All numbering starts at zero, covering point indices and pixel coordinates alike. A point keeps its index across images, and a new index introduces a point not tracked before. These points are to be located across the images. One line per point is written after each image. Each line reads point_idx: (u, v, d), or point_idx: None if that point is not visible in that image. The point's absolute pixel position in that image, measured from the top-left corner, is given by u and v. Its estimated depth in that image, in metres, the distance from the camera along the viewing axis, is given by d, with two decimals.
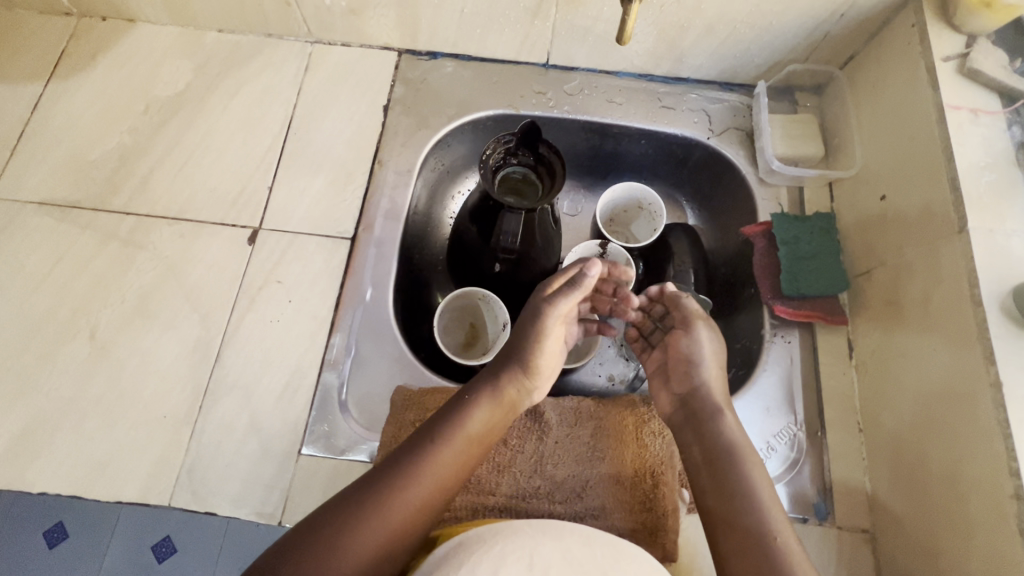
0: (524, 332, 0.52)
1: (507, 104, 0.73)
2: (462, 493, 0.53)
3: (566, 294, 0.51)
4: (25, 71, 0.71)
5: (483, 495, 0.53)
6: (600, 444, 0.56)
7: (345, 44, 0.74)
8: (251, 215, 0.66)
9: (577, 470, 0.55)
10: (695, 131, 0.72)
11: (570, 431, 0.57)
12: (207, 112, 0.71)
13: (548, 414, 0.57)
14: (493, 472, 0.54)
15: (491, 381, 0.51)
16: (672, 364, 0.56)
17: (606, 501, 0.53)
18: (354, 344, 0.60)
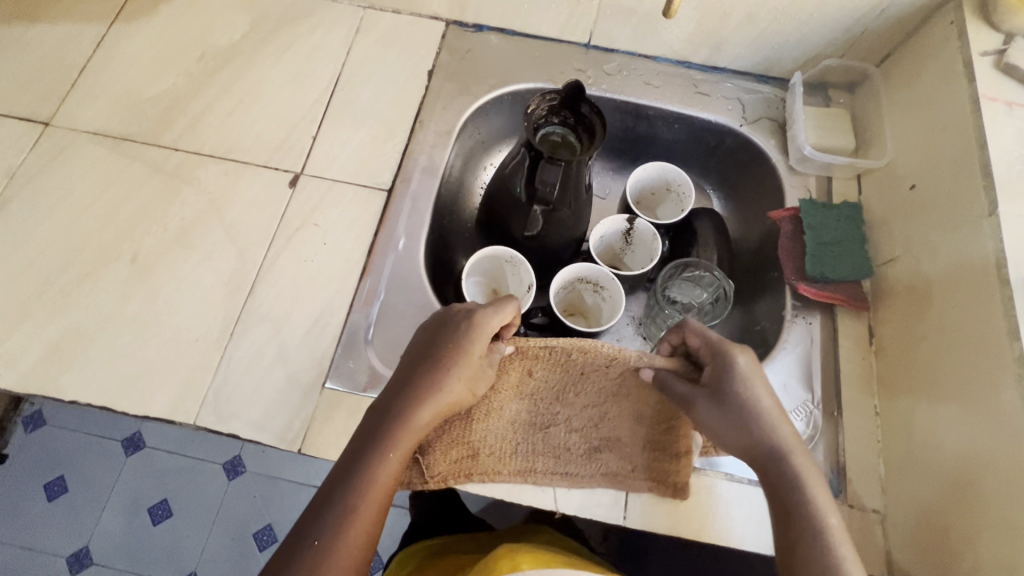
0: (419, 388, 0.49)
1: (547, 77, 0.75)
2: (483, 420, 0.55)
3: (461, 359, 0.51)
4: (92, 13, 0.75)
5: (503, 420, 0.56)
6: (624, 384, 0.56)
7: (396, 12, 0.77)
8: (294, 160, 0.68)
9: (596, 404, 0.57)
10: (728, 118, 0.74)
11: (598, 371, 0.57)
12: (260, 63, 0.74)
13: (575, 353, 0.56)
14: (513, 397, 0.57)
15: (393, 419, 0.48)
16: (710, 425, 0.48)
17: (622, 434, 0.55)
18: (383, 289, 0.62)
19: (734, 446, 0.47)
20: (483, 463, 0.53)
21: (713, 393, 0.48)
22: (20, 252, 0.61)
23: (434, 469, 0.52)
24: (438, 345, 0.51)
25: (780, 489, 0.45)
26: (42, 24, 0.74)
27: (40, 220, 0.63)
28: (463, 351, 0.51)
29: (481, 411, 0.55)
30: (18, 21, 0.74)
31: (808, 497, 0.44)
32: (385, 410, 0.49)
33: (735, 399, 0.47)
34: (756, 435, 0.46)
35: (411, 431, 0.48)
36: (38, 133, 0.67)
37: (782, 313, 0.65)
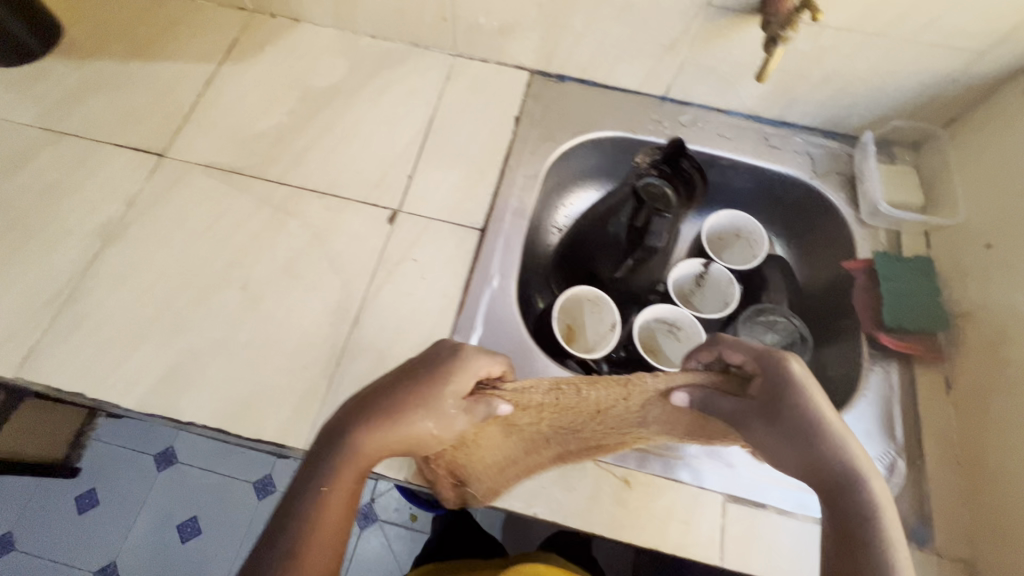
0: (367, 420, 0.49)
1: (626, 127, 0.79)
2: (514, 444, 0.54)
3: (422, 394, 0.49)
4: (202, 53, 0.80)
5: (531, 444, 0.54)
6: (653, 410, 0.52)
7: (484, 60, 0.82)
8: (392, 197, 0.72)
9: (621, 421, 0.53)
10: (799, 171, 0.78)
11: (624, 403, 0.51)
12: (357, 104, 0.78)
13: (582, 387, 0.51)
14: (533, 427, 0.53)
15: (342, 450, 0.49)
16: (771, 449, 0.48)
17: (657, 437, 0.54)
18: (479, 325, 0.65)
19: (801, 467, 0.47)
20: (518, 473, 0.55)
21: (766, 409, 0.48)
22: (138, 277, 0.64)
23: (477, 494, 0.55)
24: (405, 381, 0.50)
25: (847, 523, 0.44)
26: (158, 62, 0.79)
27: (156, 247, 0.66)
28: (429, 387, 0.49)
29: (488, 440, 0.53)
30: (138, 59, 0.79)
31: (882, 531, 0.43)
32: (334, 435, 0.49)
33: (805, 424, 0.47)
34: (823, 459, 0.46)
35: (360, 459, 0.49)
36: (153, 164, 0.72)
37: (859, 360, 0.67)
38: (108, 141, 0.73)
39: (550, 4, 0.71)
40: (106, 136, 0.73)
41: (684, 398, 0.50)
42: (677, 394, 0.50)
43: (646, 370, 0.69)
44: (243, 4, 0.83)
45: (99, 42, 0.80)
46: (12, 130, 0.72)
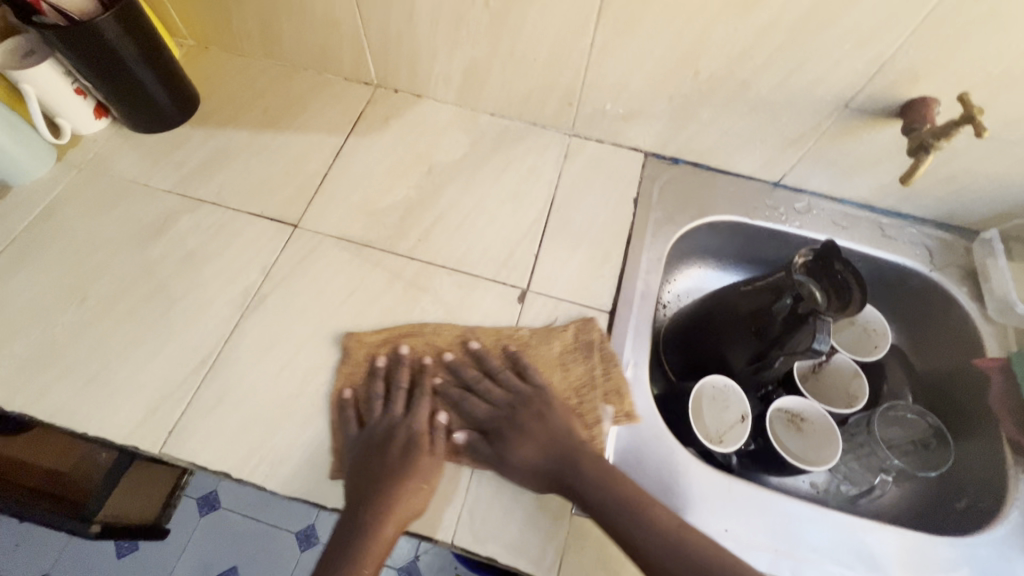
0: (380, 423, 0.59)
1: (742, 213, 0.80)
2: (364, 408, 0.61)
3: (381, 367, 0.63)
4: (330, 125, 0.83)
5: (371, 413, 0.61)
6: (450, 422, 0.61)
7: (600, 140, 0.84)
8: (520, 276, 0.73)
9: (435, 400, 0.62)
10: (917, 263, 0.78)
11: (405, 411, 0.61)
12: (480, 180, 0.80)
13: (416, 347, 0.66)
14: (368, 397, 0.62)
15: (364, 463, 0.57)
16: (535, 434, 0.59)
17: (465, 422, 0.61)
18: (611, 454, 0.61)
19: (546, 444, 0.58)
20: (368, 478, 0.56)
21: (515, 406, 0.61)
22: (276, 352, 0.65)
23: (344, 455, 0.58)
24: (355, 363, 0.64)
25: (602, 500, 0.54)
26: (288, 133, 0.82)
27: (292, 321, 0.67)
28: (394, 357, 0.65)
29: (352, 394, 0.62)
30: (268, 129, 0.82)
31: (633, 493, 0.55)
32: (371, 481, 0.55)
33: (542, 396, 0.62)
34: (561, 431, 0.59)
35: (400, 504, 0.54)
36: (288, 234, 0.73)
37: (1001, 465, 0.65)
38: (243, 210, 0.75)
39: (681, 97, 0.73)
40: (239, 204, 0.75)
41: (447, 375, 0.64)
42: (441, 377, 0.64)
43: (779, 466, 0.67)
44: (369, 79, 0.86)
45: (232, 111, 0.84)
46: (153, 197, 0.75)
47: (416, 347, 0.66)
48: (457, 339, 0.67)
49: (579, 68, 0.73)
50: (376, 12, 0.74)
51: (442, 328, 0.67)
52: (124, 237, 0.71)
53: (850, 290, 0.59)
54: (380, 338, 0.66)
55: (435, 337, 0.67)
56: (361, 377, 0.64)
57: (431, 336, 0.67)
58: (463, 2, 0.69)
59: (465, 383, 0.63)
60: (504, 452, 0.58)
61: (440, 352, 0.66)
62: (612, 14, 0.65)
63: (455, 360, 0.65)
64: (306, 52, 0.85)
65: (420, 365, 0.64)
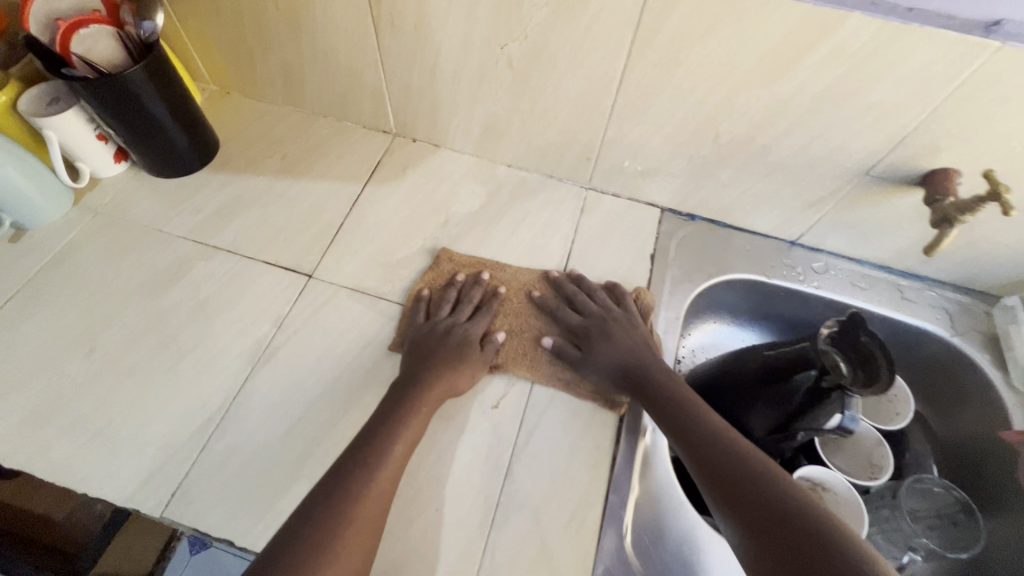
0: (456, 322, 0.68)
1: (760, 271, 0.80)
2: (438, 307, 0.70)
3: (461, 280, 0.73)
4: (348, 173, 0.84)
5: (444, 313, 0.69)
6: (538, 326, 0.71)
7: (616, 195, 0.84)
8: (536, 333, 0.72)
9: (500, 318, 0.71)
10: (938, 326, 0.77)
11: (470, 318, 0.70)
12: (497, 233, 0.80)
13: (491, 274, 0.75)
14: (445, 299, 0.71)
15: (427, 357, 0.64)
16: (596, 353, 0.66)
17: (517, 340, 0.70)
18: (631, 527, 0.58)
19: (622, 353, 0.65)
20: (436, 353, 0.64)
21: (603, 318, 0.69)
22: (286, 409, 0.63)
23: (413, 333, 0.67)
24: (438, 279, 0.74)
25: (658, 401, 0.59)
26: (307, 181, 0.82)
27: (305, 376, 0.65)
28: (470, 277, 0.74)
29: (431, 295, 0.72)
30: (285, 177, 0.83)
31: (682, 397, 0.59)
32: (412, 381, 0.61)
33: (625, 319, 0.69)
34: (621, 352, 0.65)
35: (440, 387, 0.62)
36: (301, 285, 0.72)
37: None
38: (259, 259, 0.74)
39: (701, 158, 0.73)
40: (255, 252, 0.75)
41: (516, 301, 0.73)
42: (508, 304, 0.73)
43: None
44: (388, 128, 0.87)
45: (251, 157, 0.84)
46: (168, 243, 0.74)
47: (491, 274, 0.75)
48: (539, 278, 0.75)
49: (599, 127, 0.74)
50: (400, 66, 0.75)
51: (515, 268, 0.76)
52: (137, 285, 0.70)
53: (876, 363, 0.56)
54: (467, 262, 0.76)
55: (511, 278, 0.75)
56: (441, 283, 0.74)
57: (511, 275, 0.76)
58: (487, 61, 0.70)
59: (531, 311, 0.72)
60: (584, 357, 0.66)
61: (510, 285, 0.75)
62: (634, 79, 0.66)
63: (523, 295, 0.74)
64: (327, 100, 0.86)
65: (490, 288, 0.74)
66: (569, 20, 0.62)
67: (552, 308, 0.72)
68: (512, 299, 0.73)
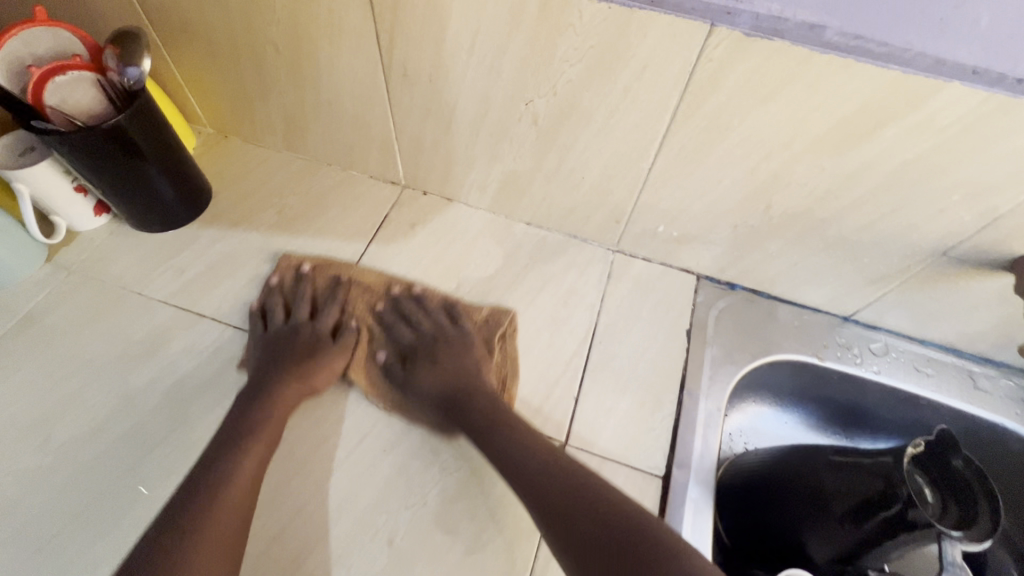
0: (292, 330, 0.65)
1: (810, 352, 0.70)
2: (275, 311, 0.67)
3: (300, 282, 0.70)
4: (351, 230, 0.76)
5: (278, 319, 0.66)
6: (380, 333, 0.68)
7: (647, 259, 0.76)
8: (557, 426, 0.63)
9: (346, 317, 0.68)
10: (1019, 424, 0.66)
11: (313, 320, 0.67)
12: (513, 302, 0.71)
13: (336, 270, 0.72)
14: (282, 305, 0.68)
15: (260, 382, 0.60)
16: (437, 368, 0.64)
17: (360, 340, 0.67)
18: None
19: (447, 376, 0.63)
20: (267, 378, 0.60)
21: (440, 337, 0.67)
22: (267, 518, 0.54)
23: (250, 347, 0.64)
24: (282, 283, 0.70)
25: (490, 448, 0.56)
26: (305, 238, 0.75)
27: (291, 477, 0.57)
28: (316, 278, 0.71)
29: (270, 298, 0.68)
30: (283, 231, 0.75)
31: (519, 435, 0.56)
32: (250, 399, 0.58)
33: (460, 338, 0.66)
34: (456, 376, 0.63)
35: (281, 410, 0.58)
36: None
37: None
38: (248, 329, 0.66)
39: (747, 228, 0.65)
40: (242, 322, 0.67)
41: (360, 295, 0.70)
42: (350, 298, 0.70)
43: None
44: (396, 179, 0.79)
45: (246, 209, 0.77)
46: (147, 310, 0.67)
47: (333, 267, 0.72)
48: (384, 283, 0.71)
49: (632, 189, 0.66)
50: (411, 117, 0.68)
51: (360, 267, 0.72)
52: (111, 359, 0.63)
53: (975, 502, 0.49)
54: (314, 257, 0.73)
55: (363, 276, 0.71)
56: (287, 282, 0.70)
57: (355, 276, 0.71)
58: (507, 116, 0.62)
59: (376, 307, 0.70)
60: (412, 378, 0.64)
61: (352, 280, 0.71)
62: (677, 142, 0.58)
63: (368, 290, 0.71)
64: (331, 148, 0.78)
65: (330, 285, 0.70)
66: (604, 77, 0.54)
67: (394, 316, 0.69)
68: (356, 295, 0.70)
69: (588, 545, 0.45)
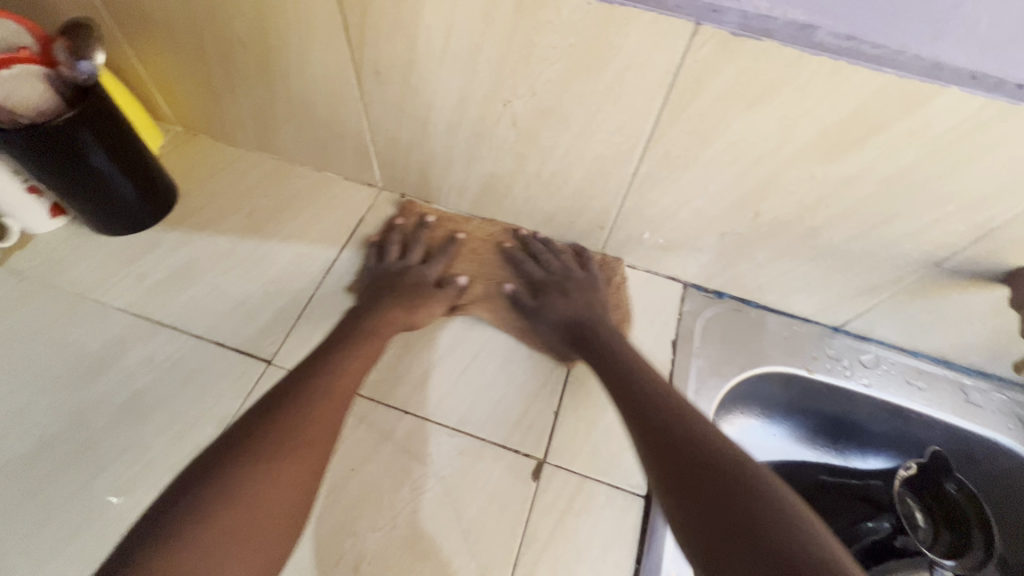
0: (427, 269, 0.68)
1: (799, 364, 0.68)
2: (394, 248, 0.70)
3: (419, 228, 0.73)
4: (324, 234, 0.72)
5: (398, 256, 0.69)
6: (503, 273, 0.71)
7: (632, 266, 0.73)
8: (535, 442, 0.60)
9: (465, 262, 0.71)
10: (1013, 440, 0.64)
11: (425, 263, 0.70)
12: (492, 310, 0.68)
13: (455, 218, 0.74)
14: (406, 244, 0.71)
15: (378, 302, 0.63)
16: (568, 298, 0.65)
17: (481, 284, 0.70)
18: None
19: (578, 307, 0.64)
20: (383, 301, 0.63)
21: (561, 274, 0.68)
22: None
23: (376, 274, 0.68)
24: (403, 225, 0.73)
25: (608, 366, 0.57)
26: (276, 242, 0.71)
27: None
28: (436, 226, 0.74)
29: (395, 236, 0.71)
30: (253, 235, 0.72)
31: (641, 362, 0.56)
32: (357, 317, 0.61)
33: (588, 279, 0.68)
34: (580, 307, 0.64)
35: (392, 323, 0.61)
36: (258, 373, 0.61)
37: None
38: (211, 338, 0.63)
39: (735, 235, 0.62)
40: (207, 331, 0.64)
41: (484, 241, 0.73)
42: (472, 244, 0.73)
43: None
44: (373, 180, 0.76)
45: (214, 211, 0.73)
46: (104, 318, 0.64)
47: (454, 215, 0.75)
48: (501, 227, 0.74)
49: (616, 194, 0.63)
50: (385, 116, 0.65)
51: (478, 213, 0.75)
52: (64, 371, 0.60)
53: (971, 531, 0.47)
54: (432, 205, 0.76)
55: (476, 225, 0.74)
56: (409, 226, 0.73)
57: (474, 226, 0.74)
58: (485, 117, 0.59)
59: (507, 248, 0.72)
60: (543, 308, 0.65)
61: (469, 228, 0.74)
62: (662, 146, 0.55)
63: (489, 236, 0.73)
64: (304, 148, 0.75)
65: (449, 232, 0.73)
66: (584, 78, 0.51)
67: (514, 256, 0.71)
68: (480, 241, 0.73)
69: (678, 454, 0.43)
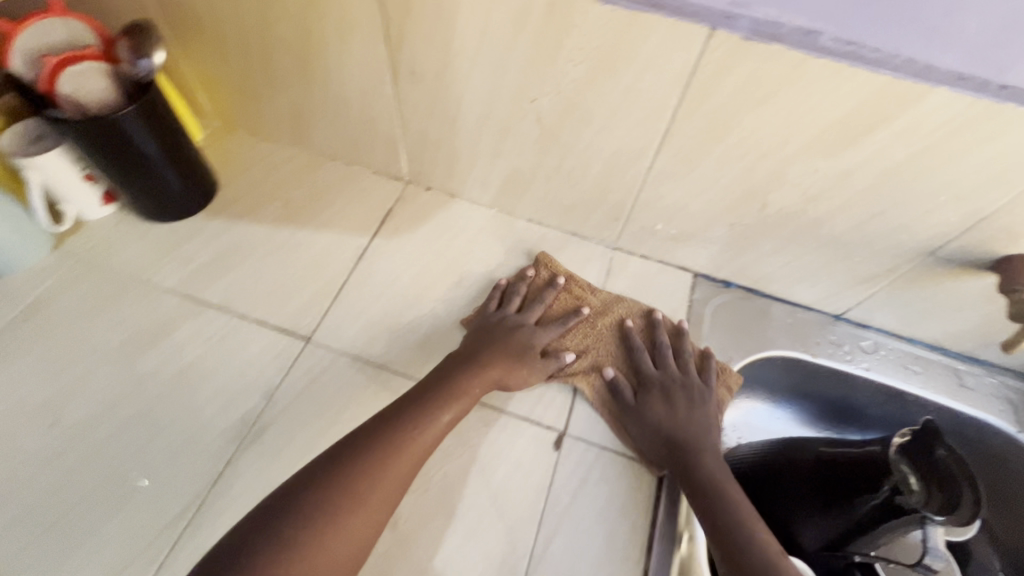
0: (526, 331, 0.66)
1: (802, 349, 0.72)
2: (506, 301, 0.69)
3: (544, 288, 0.71)
4: (355, 223, 0.77)
5: (508, 308, 0.68)
6: (614, 360, 0.67)
7: (645, 256, 0.77)
8: (556, 416, 0.64)
9: (577, 338, 0.68)
10: (1002, 420, 0.69)
11: (539, 326, 0.68)
12: None
13: (585, 291, 0.72)
14: (522, 300, 0.70)
15: (478, 357, 0.62)
16: (670, 411, 0.61)
17: (584, 363, 0.67)
18: None
19: (679, 421, 0.60)
20: (480, 357, 0.62)
21: (677, 380, 0.63)
22: None
23: (484, 323, 0.67)
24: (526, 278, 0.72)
25: (703, 475, 0.55)
26: (311, 230, 0.76)
27: (294, 461, 0.58)
28: (559, 292, 0.71)
29: (514, 288, 0.71)
30: (289, 223, 0.76)
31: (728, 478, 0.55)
32: (461, 363, 0.61)
33: (698, 389, 0.63)
34: (683, 420, 0.60)
35: (484, 384, 0.60)
36: (297, 349, 0.66)
37: None
38: (253, 317, 0.68)
39: (742, 226, 0.67)
40: (249, 310, 0.68)
41: (608, 322, 0.70)
42: (593, 323, 0.69)
43: None
44: (400, 174, 0.80)
45: (253, 201, 0.78)
46: (152, 298, 0.68)
47: (582, 287, 0.73)
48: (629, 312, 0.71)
49: (632, 187, 0.67)
50: (417, 113, 0.69)
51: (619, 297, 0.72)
52: (117, 345, 0.65)
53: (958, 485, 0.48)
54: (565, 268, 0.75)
55: (609, 305, 0.71)
56: (540, 284, 0.72)
57: (599, 300, 0.72)
58: (512, 115, 0.64)
59: (625, 338, 0.68)
60: (643, 408, 0.62)
61: (598, 307, 0.71)
62: (676, 142, 0.59)
63: (613, 322, 0.70)
64: (336, 143, 0.80)
65: (574, 301, 0.71)
66: (606, 78, 0.56)
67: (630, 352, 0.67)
68: (600, 321, 0.70)
69: None
